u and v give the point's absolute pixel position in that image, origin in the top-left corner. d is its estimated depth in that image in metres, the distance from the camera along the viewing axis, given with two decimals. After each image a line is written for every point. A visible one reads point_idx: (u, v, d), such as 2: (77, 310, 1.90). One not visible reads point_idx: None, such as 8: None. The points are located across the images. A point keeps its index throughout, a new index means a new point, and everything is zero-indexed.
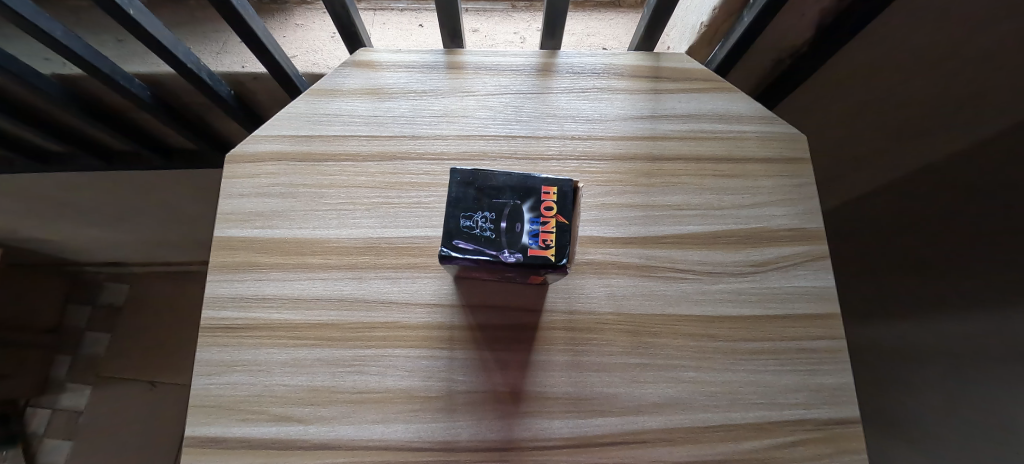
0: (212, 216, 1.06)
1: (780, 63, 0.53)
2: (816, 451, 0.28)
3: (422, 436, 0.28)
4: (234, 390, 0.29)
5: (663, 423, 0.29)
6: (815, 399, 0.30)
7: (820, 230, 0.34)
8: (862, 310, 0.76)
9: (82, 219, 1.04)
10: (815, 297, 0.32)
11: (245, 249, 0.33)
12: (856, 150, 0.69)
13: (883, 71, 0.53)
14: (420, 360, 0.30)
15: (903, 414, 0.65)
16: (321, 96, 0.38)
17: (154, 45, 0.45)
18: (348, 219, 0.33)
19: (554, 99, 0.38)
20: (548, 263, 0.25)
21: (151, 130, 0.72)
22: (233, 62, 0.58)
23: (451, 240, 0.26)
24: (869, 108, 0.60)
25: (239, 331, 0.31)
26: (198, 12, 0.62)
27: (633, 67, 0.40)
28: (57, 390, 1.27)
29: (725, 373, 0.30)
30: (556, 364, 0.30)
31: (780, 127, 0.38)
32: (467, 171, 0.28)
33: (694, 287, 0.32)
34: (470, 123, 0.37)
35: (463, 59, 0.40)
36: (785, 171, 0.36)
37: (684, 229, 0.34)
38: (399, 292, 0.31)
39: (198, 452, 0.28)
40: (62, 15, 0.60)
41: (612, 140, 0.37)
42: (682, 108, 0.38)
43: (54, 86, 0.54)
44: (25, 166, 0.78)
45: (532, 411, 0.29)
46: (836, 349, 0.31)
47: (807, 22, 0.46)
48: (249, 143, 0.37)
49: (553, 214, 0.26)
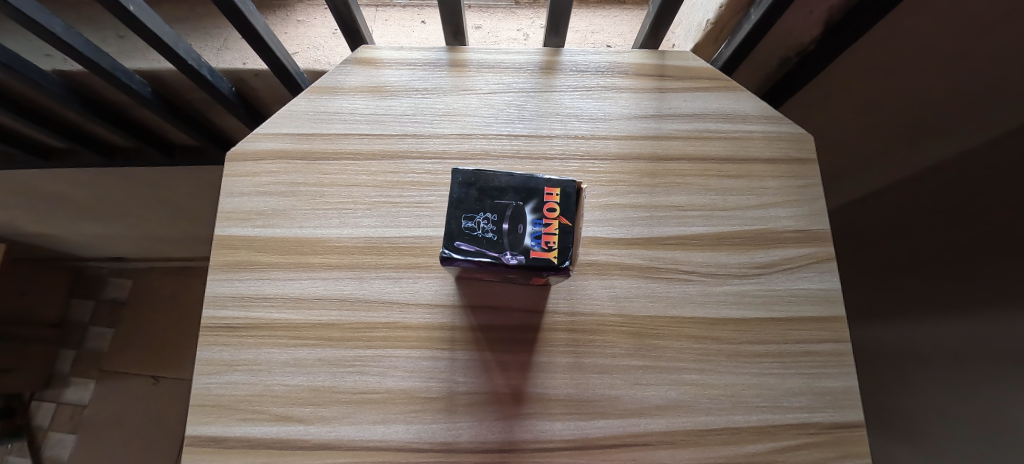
0: (212, 211, 1.06)
1: (787, 62, 0.53)
2: (820, 455, 0.28)
3: (422, 437, 0.28)
4: (235, 390, 0.29)
5: (665, 426, 0.28)
6: (820, 402, 0.29)
7: (826, 230, 0.34)
8: (867, 311, 0.75)
9: (85, 216, 1.05)
10: (821, 299, 0.32)
11: (246, 249, 0.33)
12: (863, 152, 0.68)
13: (889, 75, 0.52)
14: (421, 361, 0.30)
15: (905, 413, 0.65)
16: (322, 93, 0.38)
17: (155, 41, 0.45)
18: (349, 219, 0.33)
19: (557, 98, 0.38)
20: (550, 266, 0.25)
21: (153, 125, 0.72)
22: (234, 59, 0.58)
23: (452, 242, 0.26)
24: (875, 111, 0.59)
25: (241, 331, 0.31)
26: (199, 9, 0.62)
27: (638, 65, 0.39)
28: (62, 384, 1.29)
29: (728, 375, 0.30)
30: (557, 366, 0.30)
31: (787, 126, 0.38)
32: (469, 171, 0.27)
33: (698, 288, 0.32)
34: (473, 121, 0.36)
35: (465, 57, 0.39)
36: (792, 172, 0.36)
37: (688, 230, 0.34)
38: (399, 292, 0.31)
39: (198, 452, 0.28)
40: (64, 11, 0.60)
41: (616, 139, 0.36)
42: (687, 108, 0.37)
43: (53, 81, 0.54)
44: (28, 162, 0.78)
45: (533, 413, 0.29)
46: (842, 353, 0.30)
47: (816, 21, 0.45)
48: (251, 141, 0.37)
49: (556, 215, 0.26)
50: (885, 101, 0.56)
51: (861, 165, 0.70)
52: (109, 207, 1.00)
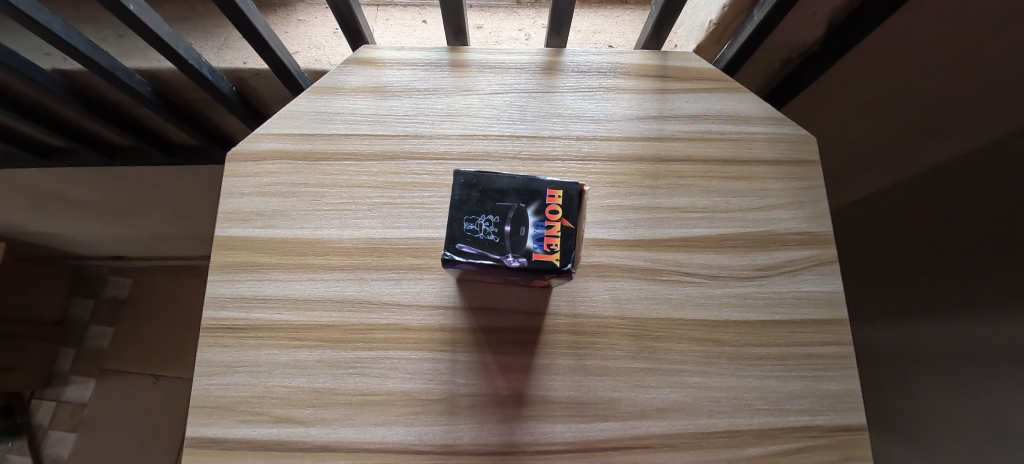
0: (211, 210, 1.05)
1: (789, 63, 0.53)
2: (823, 458, 0.28)
3: (422, 439, 0.28)
4: (235, 391, 0.29)
5: (666, 429, 0.28)
6: (821, 405, 0.29)
7: (829, 233, 0.34)
8: (869, 311, 0.75)
9: (84, 215, 1.04)
10: (824, 301, 0.32)
11: (246, 250, 0.33)
12: (864, 153, 0.67)
13: (892, 77, 0.52)
14: (422, 363, 0.30)
15: (906, 415, 0.65)
16: (323, 93, 0.37)
17: (154, 40, 0.45)
18: (349, 220, 0.33)
19: (559, 98, 0.37)
20: (553, 268, 0.25)
21: (152, 124, 0.72)
22: (235, 57, 0.58)
23: (454, 244, 0.26)
24: (877, 113, 0.59)
25: (242, 332, 0.31)
26: (199, 7, 0.61)
27: (640, 66, 0.39)
28: (62, 383, 1.29)
29: (730, 378, 0.30)
30: (558, 368, 0.30)
31: (790, 128, 0.37)
32: (471, 173, 0.27)
33: (700, 290, 0.32)
34: (474, 122, 0.36)
35: (466, 57, 0.39)
36: (794, 173, 0.36)
37: (690, 232, 0.34)
38: (400, 294, 0.31)
39: (198, 454, 0.28)
40: (64, 10, 0.60)
41: (618, 140, 0.36)
42: (689, 109, 0.37)
43: (53, 80, 0.54)
44: (28, 161, 0.79)
45: (534, 415, 0.29)
46: (844, 356, 0.30)
47: (819, 21, 0.45)
48: (251, 142, 0.37)
49: (559, 217, 0.26)
50: (887, 103, 0.56)
51: (861, 166, 0.70)
52: (109, 206, 1.00)
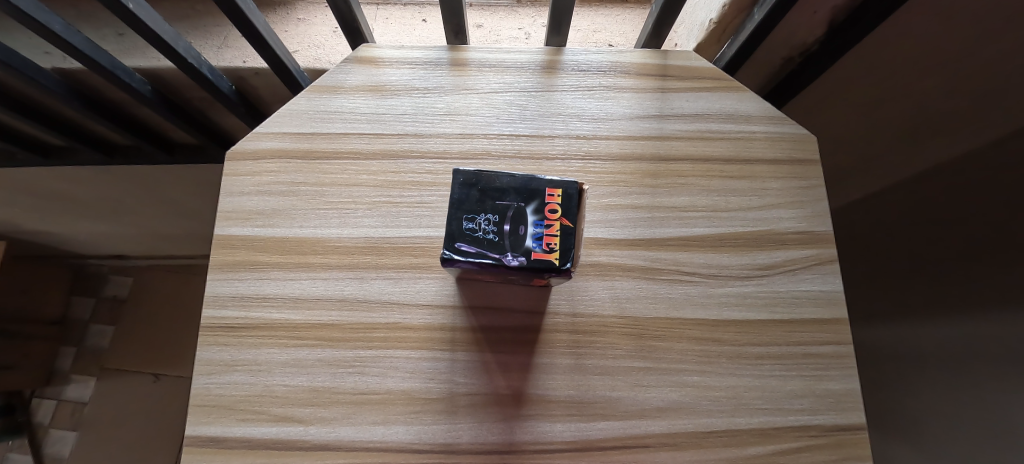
0: (211, 209, 1.05)
1: (789, 62, 0.52)
2: (822, 458, 0.28)
3: (422, 438, 0.28)
4: (235, 390, 0.29)
5: (666, 428, 0.28)
6: (821, 405, 0.29)
7: (828, 232, 0.34)
8: (870, 311, 0.75)
9: (84, 214, 1.04)
10: (823, 301, 0.32)
11: (246, 249, 0.33)
12: (865, 152, 0.67)
13: (892, 77, 0.52)
14: (422, 362, 0.30)
15: (906, 414, 0.65)
16: (323, 92, 0.37)
17: (154, 39, 0.44)
18: (349, 219, 0.33)
19: (558, 97, 0.37)
20: (553, 267, 0.25)
21: (153, 123, 0.72)
22: (234, 56, 0.57)
23: (453, 243, 0.26)
24: (878, 112, 0.59)
25: (242, 331, 0.31)
26: (199, 6, 0.61)
27: (640, 65, 0.39)
28: (62, 382, 1.29)
29: (729, 377, 0.30)
30: (558, 367, 0.30)
31: (791, 127, 0.37)
32: (470, 172, 0.27)
33: (700, 290, 0.32)
34: (474, 121, 0.36)
35: (466, 56, 0.39)
36: (795, 173, 0.36)
37: (690, 231, 0.33)
38: (400, 293, 0.31)
39: (197, 452, 0.28)
40: (63, 8, 0.60)
41: (618, 140, 0.36)
42: (689, 108, 0.37)
43: (53, 79, 0.54)
44: (28, 160, 0.79)
45: (533, 414, 0.29)
46: (844, 355, 0.30)
47: (820, 20, 0.45)
48: (250, 140, 0.36)
49: (558, 217, 0.26)
50: (887, 102, 0.56)
51: (861, 166, 0.70)
52: (109, 205, 1.00)
